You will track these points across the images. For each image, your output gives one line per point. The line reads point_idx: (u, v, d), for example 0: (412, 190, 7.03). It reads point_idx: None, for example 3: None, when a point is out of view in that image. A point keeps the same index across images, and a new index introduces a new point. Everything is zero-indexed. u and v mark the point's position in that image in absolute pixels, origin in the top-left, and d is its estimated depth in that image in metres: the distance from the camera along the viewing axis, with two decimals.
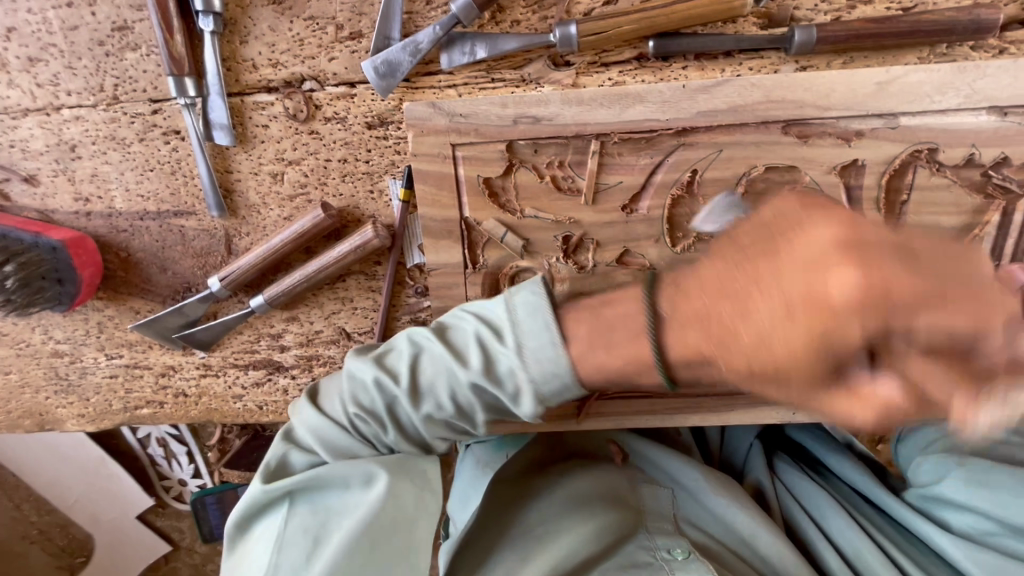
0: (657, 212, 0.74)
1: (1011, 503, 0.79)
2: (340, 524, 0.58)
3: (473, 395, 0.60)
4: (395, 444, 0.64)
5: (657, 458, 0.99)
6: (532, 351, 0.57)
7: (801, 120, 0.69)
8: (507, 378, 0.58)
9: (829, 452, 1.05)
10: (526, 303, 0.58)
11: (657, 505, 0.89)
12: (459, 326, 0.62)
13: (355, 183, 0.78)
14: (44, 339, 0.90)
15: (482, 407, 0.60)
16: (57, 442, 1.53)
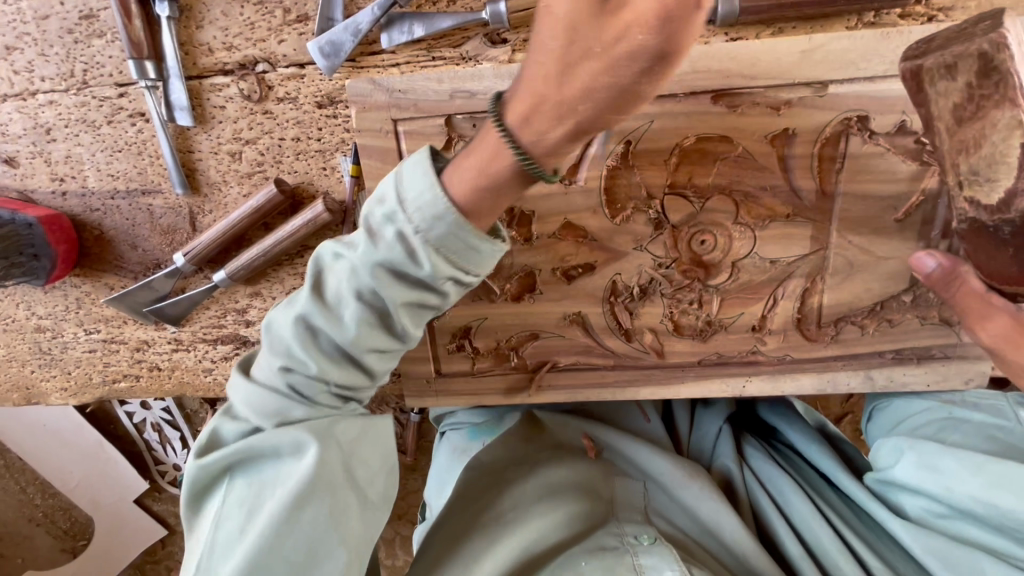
0: (594, 183, 0.76)
1: (960, 485, 0.73)
2: (273, 492, 0.64)
3: (382, 284, 0.62)
4: (327, 373, 0.67)
5: (628, 448, 0.98)
6: (416, 207, 0.59)
7: (729, 90, 0.70)
8: (406, 247, 0.60)
9: (801, 434, 1.02)
10: (408, 173, 0.60)
11: (628, 496, 0.90)
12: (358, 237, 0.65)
13: (309, 161, 0.82)
14: (28, 314, 0.96)
15: (395, 293, 0.63)
16: (58, 425, 1.60)
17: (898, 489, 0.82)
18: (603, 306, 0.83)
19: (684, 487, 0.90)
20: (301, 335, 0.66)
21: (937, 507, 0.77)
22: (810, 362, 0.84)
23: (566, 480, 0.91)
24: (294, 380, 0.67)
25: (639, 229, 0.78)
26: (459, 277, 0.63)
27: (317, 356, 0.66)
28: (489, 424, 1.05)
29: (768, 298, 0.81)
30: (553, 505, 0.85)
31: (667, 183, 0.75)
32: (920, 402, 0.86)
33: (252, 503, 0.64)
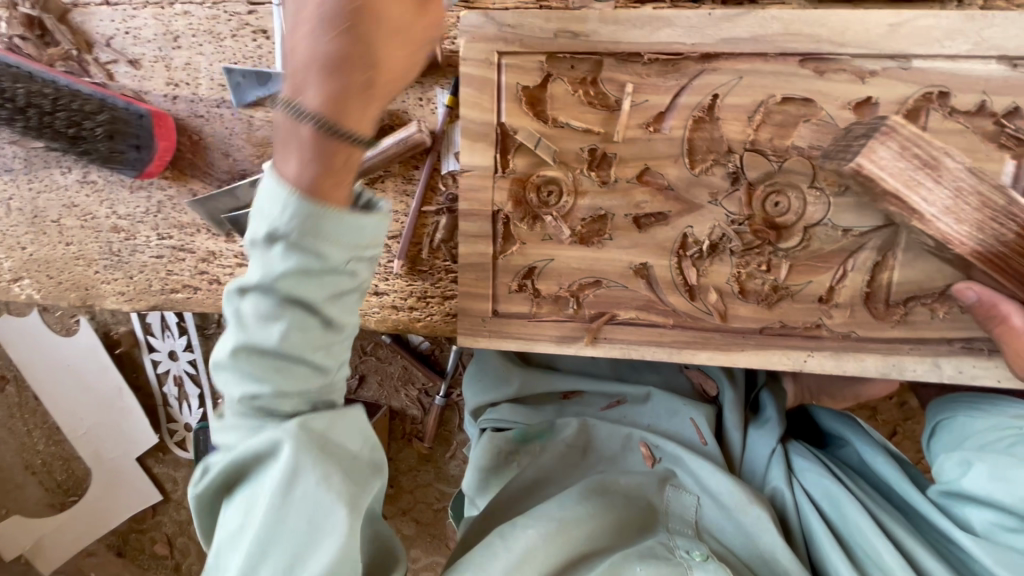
0: (679, 132, 0.80)
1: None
2: (259, 493, 0.57)
3: (289, 287, 0.53)
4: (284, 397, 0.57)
5: (689, 463, 0.98)
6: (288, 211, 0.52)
7: (818, 55, 0.75)
8: (327, 263, 0.54)
9: (869, 446, 1.00)
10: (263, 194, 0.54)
11: (682, 509, 0.95)
12: (243, 306, 0.56)
13: (406, 92, 0.88)
14: (108, 213, 0.99)
15: (300, 296, 0.55)
16: (84, 366, 1.60)
17: (966, 502, 0.80)
18: (670, 259, 0.84)
19: (743, 512, 0.90)
20: (239, 365, 0.56)
21: (1007, 519, 0.75)
22: (875, 342, 0.83)
23: (620, 488, 0.95)
24: (254, 408, 0.58)
25: (716, 182, 0.81)
26: (360, 256, 0.56)
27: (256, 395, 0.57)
28: (538, 427, 1.10)
29: (836, 268, 0.81)
30: (602, 504, 0.90)
31: (748, 139, 0.79)
32: (994, 416, 0.82)
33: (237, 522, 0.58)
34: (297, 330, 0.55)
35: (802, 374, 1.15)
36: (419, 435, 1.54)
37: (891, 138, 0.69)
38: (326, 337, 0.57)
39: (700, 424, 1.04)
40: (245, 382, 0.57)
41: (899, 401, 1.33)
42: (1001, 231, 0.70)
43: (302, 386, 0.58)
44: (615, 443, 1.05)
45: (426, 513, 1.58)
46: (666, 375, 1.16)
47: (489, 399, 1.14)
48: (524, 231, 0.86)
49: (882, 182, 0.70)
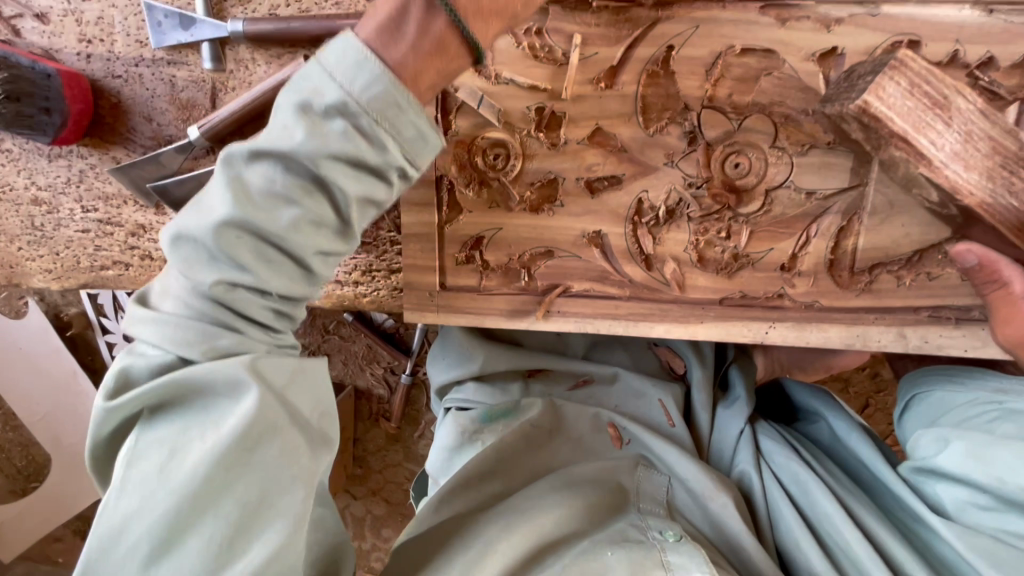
0: (631, 88, 0.74)
1: (1011, 475, 0.67)
2: (205, 440, 0.52)
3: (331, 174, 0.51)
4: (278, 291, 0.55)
5: (659, 446, 0.95)
6: (360, 88, 0.51)
7: (780, 1, 0.69)
8: (375, 140, 0.52)
9: (842, 422, 0.97)
10: (336, 52, 0.51)
11: (652, 490, 0.92)
12: (259, 177, 0.52)
13: None
14: (27, 184, 0.92)
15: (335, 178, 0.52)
16: (35, 349, 1.54)
17: (937, 477, 0.76)
18: (625, 226, 0.79)
19: (711, 499, 0.87)
20: (229, 246, 0.52)
21: (980, 497, 0.71)
22: (838, 312, 0.79)
23: (586, 474, 0.92)
24: (231, 299, 0.53)
25: (672, 143, 0.75)
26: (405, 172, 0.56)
27: (240, 296, 0.54)
28: (502, 406, 1.06)
29: (799, 234, 0.77)
30: (574, 494, 0.87)
31: (706, 95, 0.73)
32: (970, 394, 0.78)
33: (161, 472, 0.51)
34: (309, 231, 0.53)
35: (772, 347, 1.13)
36: (386, 415, 1.51)
37: (898, 75, 0.63)
38: (338, 241, 0.56)
39: (669, 405, 1.02)
40: (227, 272, 0.53)
41: (871, 373, 1.31)
42: (1010, 180, 0.65)
43: (295, 293, 0.57)
44: (584, 423, 1.01)
45: (396, 492, 1.57)
46: (634, 352, 1.12)
47: (454, 376, 1.09)
48: (470, 198, 0.81)
49: (890, 122, 0.63)
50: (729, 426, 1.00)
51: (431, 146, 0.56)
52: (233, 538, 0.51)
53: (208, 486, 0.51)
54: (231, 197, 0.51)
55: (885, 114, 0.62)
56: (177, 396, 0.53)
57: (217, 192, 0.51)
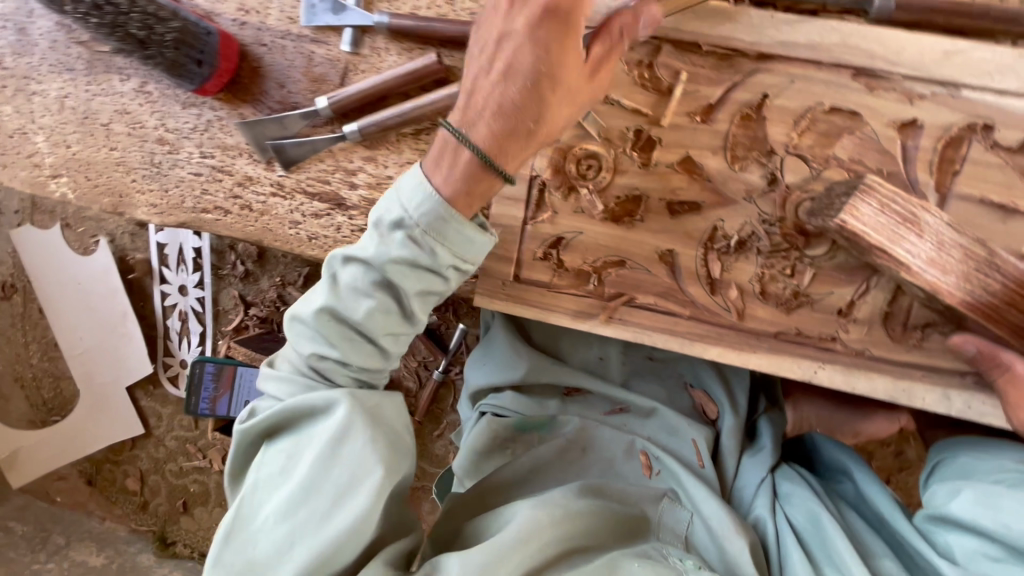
0: (725, 125, 0.81)
1: (1018, 522, 0.73)
2: (310, 449, 0.70)
3: (398, 271, 0.69)
4: (357, 356, 0.72)
5: (685, 480, 0.98)
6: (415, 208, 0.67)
7: (870, 70, 0.77)
8: (433, 256, 0.69)
9: (866, 482, 0.99)
10: (405, 185, 0.69)
11: (673, 523, 0.95)
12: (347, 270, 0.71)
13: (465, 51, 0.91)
14: (157, 124, 1.01)
15: (402, 259, 0.68)
16: (94, 285, 1.61)
17: (947, 527, 0.82)
18: (697, 249, 0.85)
19: (730, 539, 0.89)
20: (323, 322, 0.71)
21: (990, 548, 0.76)
22: (887, 364, 0.83)
23: (614, 492, 0.95)
24: (323, 364, 0.73)
25: (753, 180, 0.82)
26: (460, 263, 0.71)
27: (425, 233, 0.67)
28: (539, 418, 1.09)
29: (860, 283, 0.82)
30: (600, 505, 0.91)
31: (791, 142, 0.80)
32: (995, 462, 0.82)
33: (336, 331, 0.72)
34: (383, 314, 0.71)
35: (802, 403, 1.14)
36: (410, 409, 1.54)
37: (868, 196, 0.71)
38: (402, 321, 0.73)
39: (701, 445, 1.04)
40: (321, 340, 0.72)
41: (896, 450, 1.32)
42: (985, 280, 0.72)
43: (370, 358, 0.74)
44: (616, 447, 1.04)
45: None
46: (669, 386, 1.13)
47: (492, 383, 1.13)
48: (558, 201, 0.88)
49: (867, 237, 0.71)
50: (754, 476, 1.01)
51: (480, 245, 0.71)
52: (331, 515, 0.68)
53: (332, 478, 0.68)
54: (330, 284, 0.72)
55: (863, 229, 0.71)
56: (358, 278, 0.70)
57: (320, 287, 0.72)
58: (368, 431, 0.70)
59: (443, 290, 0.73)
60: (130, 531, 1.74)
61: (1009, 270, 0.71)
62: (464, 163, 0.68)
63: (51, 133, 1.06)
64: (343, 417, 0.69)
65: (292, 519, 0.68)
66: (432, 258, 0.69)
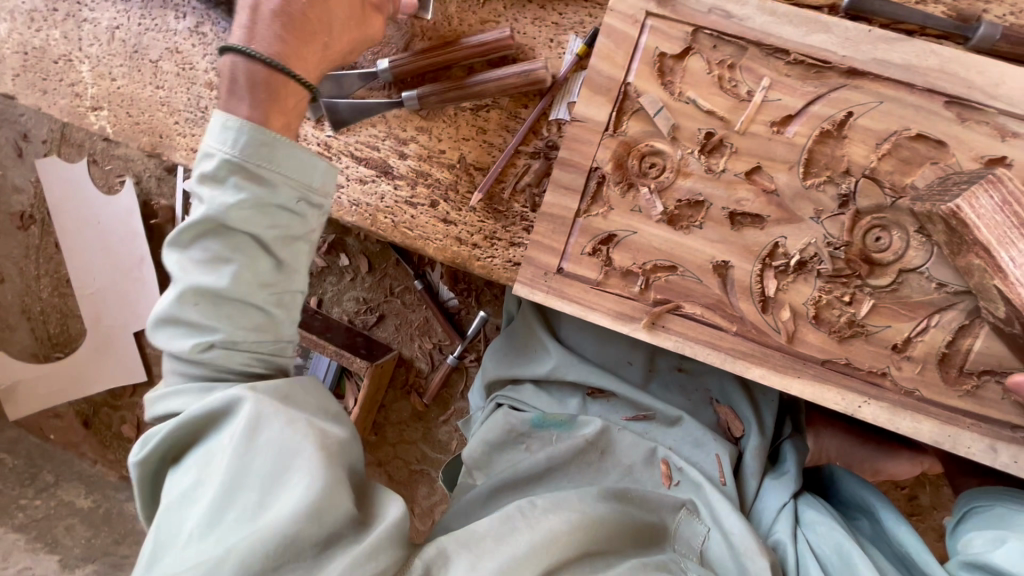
0: (802, 139, 0.78)
1: None
2: (225, 447, 0.66)
3: (249, 216, 0.68)
4: (251, 337, 0.72)
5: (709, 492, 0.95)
6: (230, 142, 0.68)
7: (965, 101, 0.73)
8: (266, 178, 0.69)
9: (892, 514, 0.97)
10: (218, 126, 0.68)
11: (689, 535, 0.93)
12: (208, 242, 0.69)
13: (539, 30, 0.87)
14: (208, 67, 0.98)
15: (248, 201, 0.67)
16: (114, 227, 1.58)
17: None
18: (754, 265, 0.82)
19: (751, 557, 0.86)
20: (206, 308, 0.69)
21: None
22: (935, 407, 0.80)
23: (635, 498, 0.93)
24: (212, 355, 0.70)
25: (823, 200, 0.79)
26: (307, 195, 0.72)
27: (257, 165, 0.67)
28: (557, 416, 1.07)
29: (920, 321, 0.79)
30: (622, 511, 0.88)
31: (869, 166, 0.77)
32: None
33: (213, 307, 0.69)
34: (243, 272, 0.69)
35: (824, 433, 1.11)
36: (419, 390, 1.51)
37: (994, 189, 0.70)
38: (278, 278, 0.72)
39: (724, 460, 1.00)
40: (205, 329, 0.69)
41: (909, 494, 1.29)
42: None
43: (259, 330, 0.72)
44: (636, 453, 1.01)
45: (402, 470, 1.55)
46: (693, 399, 1.10)
47: (516, 375, 1.13)
48: (615, 197, 0.84)
49: (976, 231, 0.69)
50: (775, 499, 0.98)
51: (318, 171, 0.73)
52: (262, 503, 0.64)
53: (256, 470, 0.65)
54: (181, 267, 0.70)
55: (973, 221, 0.69)
56: (207, 250, 0.69)
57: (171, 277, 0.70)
58: (284, 414, 0.69)
59: (308, 230, 0.73)
60: (121, 477, 1.71)
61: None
62: (264, 83, 0.71)
63: (98, 64, 1.03)
64: (250, 408, 0.68)
65: (220, 525, 0.62)
66: (277, 197, 0.69)
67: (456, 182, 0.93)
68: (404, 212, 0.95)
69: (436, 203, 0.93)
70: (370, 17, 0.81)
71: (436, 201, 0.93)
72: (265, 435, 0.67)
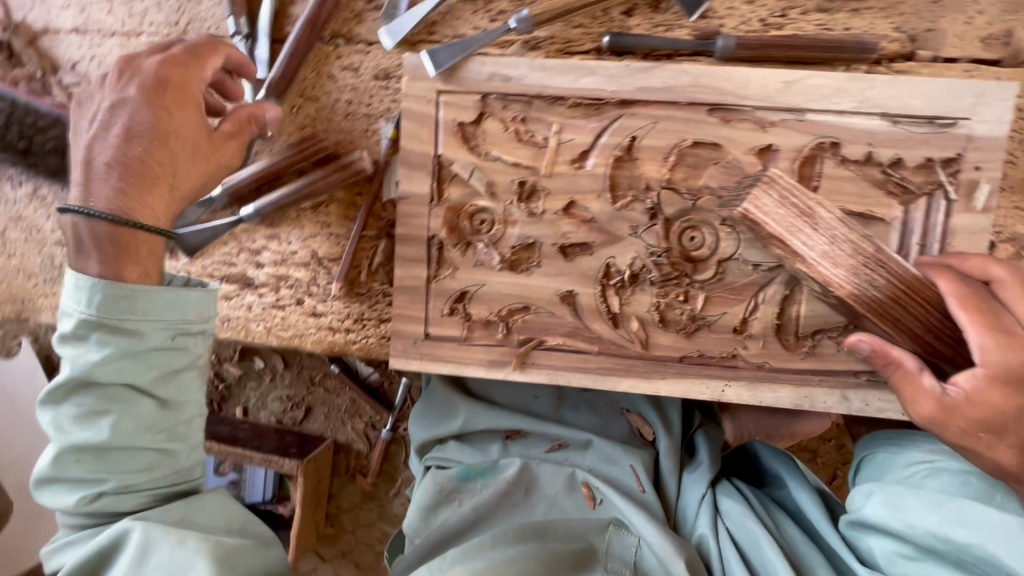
0: (601, 169, 0.86)
1: (920, 521, 0.75)
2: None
3: (117, 370, 0.71)
4: (148, 473, 0.75)
5: (626, 506, 0.99)
6: (81, 301, 0.70)
7: (723, 105, 0.83)
8: (126, 329, 0.71)
9: (803, 483, 1.02)
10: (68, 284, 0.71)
11: (621, 550, 0.97)
12: (81, 397, 0.72)
13: (353, 124, 0.94)
14: (53, 227, 1.00)
15: (112, 356, 0.70)
16: (19, 390, 1.54)
17: (868, 530, 0.82)
18: (595, 287, 0.88)
19: (671, 561, 0.90)
20: (92, 460, 0.72)
21: (903, 547, 0.78)
22: (787, 373, 0.86)
23: (556, 532, 0.96)
24: (107, 499, 0.74)
25: (636, 217, 0.86)
26: (183, 329, 0.75)
27: (115, 319, 0.70)
28: (481, 464, 1.09)
29: (749, 300, 0.86)
30: (539, 549, 0.93)
31: (664, 178, 0.85)
32: (906, 454, 0.84)
33: (99, 458, 0.72)
34: (123, 421, 0.72)
35: (741, 414, 1.21)
36: (363, 471, 1.50)
37: (771, 188, 0.76)
38: (164, 416, 0.75)
39: (639, 470, 1.04)
40: (96, 478, 0.73)
41: (836, 444, 1.35)
42: (871, 275, 0.76)
43: (155, 466, 0.75)
44: (557, 484, 1.05)
45: (366, 555, 1.53)
46: (603, 414, 1.14)
47: (434, 436, 1.12)
48: (457, 257, 0.90)
49: (766, 226, 0.77)
50: (695, 494, 1.03)
51: (197, 300, 0.76)
52: None
53: None
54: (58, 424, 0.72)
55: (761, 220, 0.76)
56: (81, 406, 0.71)
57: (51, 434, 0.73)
58: (172, 534, 0.71)
59: (191, 360, 0.77)
60: None
61: (894, 269, 0.76)
62: (112, 237, 0.73)
63: None
64: (140, 534, 0.71)
65: None
66: (147, 342, 0.71)
67: (315, 277, 0.97)
68: (273, 316, 0.98)
69: (301, 300, 0.97)
70: (220, 145, 0.80)
71: (301, 298, 0.97)
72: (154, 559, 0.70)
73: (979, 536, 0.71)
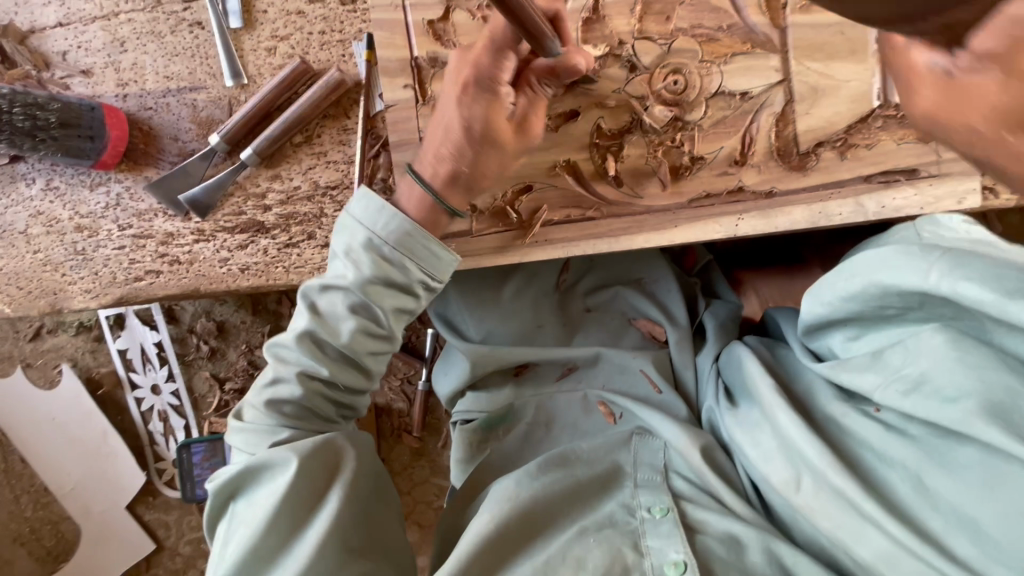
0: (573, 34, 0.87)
1: (833, 291, 0.78)
2: (267, 494, 0.72)
3: (376, 292, 0.77)
4: (341, 381, 0.80)
5: (642, 413, 0.92)
6: (384, 231, 0.77)
7: None
8: (394, 259, 0.78)
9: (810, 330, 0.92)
10: (365, 208, 0.78)
11: (648, 456, 0.87)
12: (332, 298, 0.78)
13: (329, 53, 0.98)
14: (72, 214, 1.04)
15: (382, 282, 0.77)
16: (67, 416, 1.58)
17: (824, 332, 0.83)
18: (590, 151, 0.89)
19: (687, 454, 0.82)
20: (311, 348, 0.78)
21: (848, 332, 0.79)
22: (797, 193, 0.86)
23: (581, 457, 0.86)
24: (309, 385, 0.78)
25: (616, 73, 0.87)
26: (428, 282, 0.80)
27: (398, 250, 0.77)
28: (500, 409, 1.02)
29: (742, 130, 0.87)
30: (564, 477, 0.82)
31: (635, 29, 0.86)
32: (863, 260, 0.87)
33: (323, 352, 0.78)
34: (360, 338, 0.78)
35: (760, 286, 1.21)
36: (407, 429, 1.51)
37: None
38: (385, 347, 0.82)
39: (651, 372, 0.99)
40: (306, 368, 0.78)
41: None
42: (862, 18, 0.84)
43: (353, 384, 0.82)
44: (573, 408, 0.99)
45: (427, 514, 1.52)
46: (612, 327, 1.08)
47: (453, 389, 1.07)
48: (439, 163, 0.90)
49: None
50: (709, 375, 0.97)
51: (447, 260, 0.80)
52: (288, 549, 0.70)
53: (278, 531, 0.69)
54: (308, 308, 0.79)
55: None
56: (336, 301, 0.78)
57: (301, 313, 0.79)
58: (320, 479, 0.73)
59: (419, 305, 0.82)
60: None
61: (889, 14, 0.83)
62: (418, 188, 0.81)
63: None
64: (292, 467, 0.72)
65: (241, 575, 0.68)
66: (403, 278, 0.78)
67: (322, 208, 1.00)
68: (290, 255, 1.01)
69: (313, 234, 1.00)
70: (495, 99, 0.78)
71: (312, 233, 1.00)
72: (289, 500, 0.71)
73: (870, 271, 0.73)
